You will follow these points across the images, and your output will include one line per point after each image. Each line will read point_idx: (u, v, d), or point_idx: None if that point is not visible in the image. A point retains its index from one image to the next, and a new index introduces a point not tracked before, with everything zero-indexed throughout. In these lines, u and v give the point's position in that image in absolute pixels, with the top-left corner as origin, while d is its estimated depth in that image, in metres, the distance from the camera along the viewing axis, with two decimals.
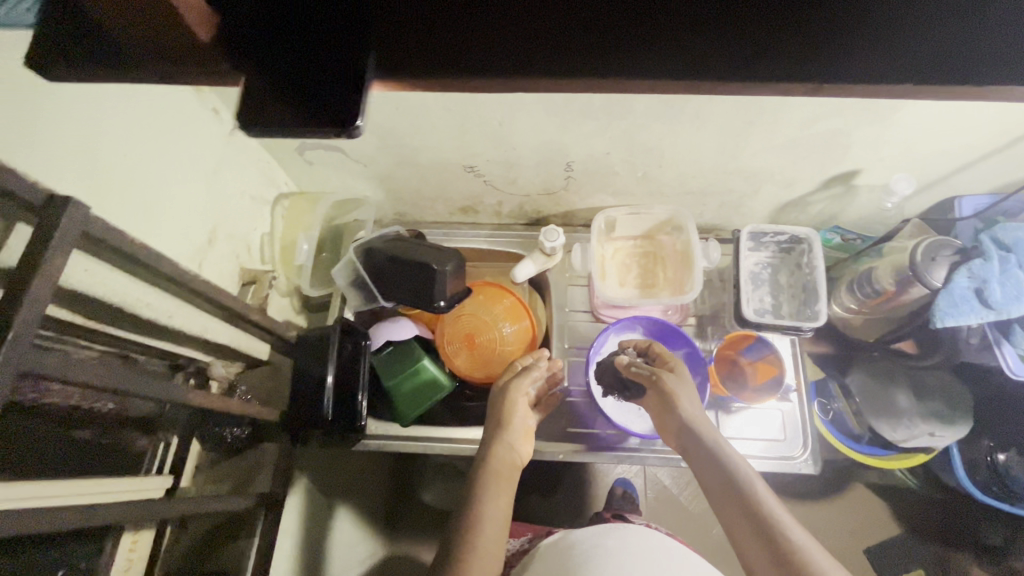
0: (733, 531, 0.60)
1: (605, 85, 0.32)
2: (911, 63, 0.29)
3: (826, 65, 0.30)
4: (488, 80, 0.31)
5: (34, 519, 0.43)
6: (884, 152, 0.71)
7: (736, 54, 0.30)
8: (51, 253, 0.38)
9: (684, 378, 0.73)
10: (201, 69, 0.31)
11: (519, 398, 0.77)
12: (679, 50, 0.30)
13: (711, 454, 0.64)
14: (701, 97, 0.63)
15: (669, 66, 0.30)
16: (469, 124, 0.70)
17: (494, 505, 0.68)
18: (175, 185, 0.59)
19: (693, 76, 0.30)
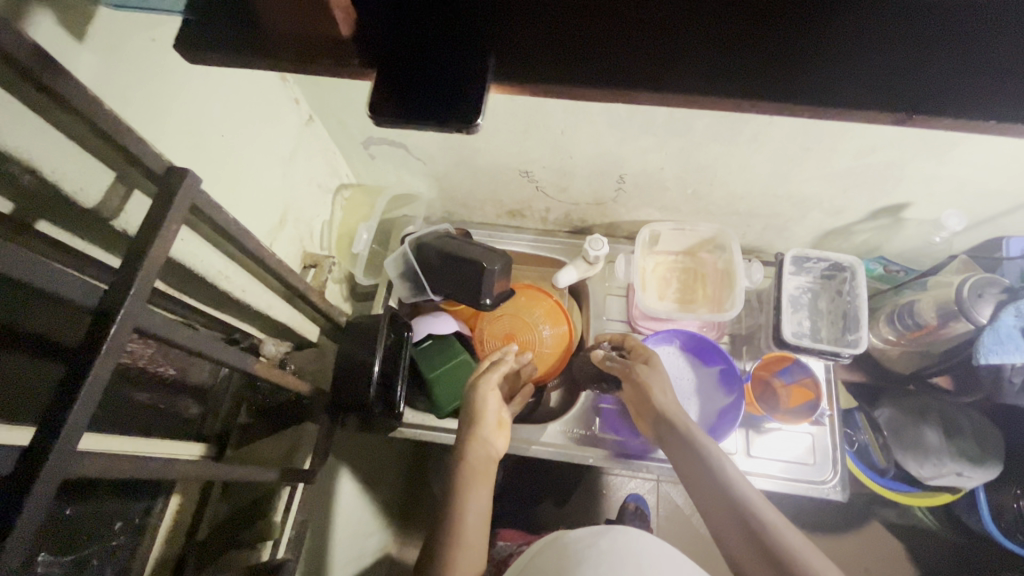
0: (716, 528, 0.62)
1: (699, 101, 0.34)
2: (989, 102, 0.31)
3: (908, 97, 0.32)
4: (582, 91, 0.35)
5: (156, 465, 0.46)
6: (937, 187, 0.72)
7: (810, 80, 0.33)
8: (167, 219, 0.41)
9: (659, 369, 0.77)
10: (334, 61, 0.34)
11: (490, 392, 0.77)
12: (761, 75, 0.33)
13: (692, 450, 0.67)
14: (764, 120, 0.65)
15: (760, 89, 0.33)
16: (533, 129, 0.73)
17: (474, 499, 0.68)
18: (257, 166, 0.63)
19: (784, 99, 0.33)
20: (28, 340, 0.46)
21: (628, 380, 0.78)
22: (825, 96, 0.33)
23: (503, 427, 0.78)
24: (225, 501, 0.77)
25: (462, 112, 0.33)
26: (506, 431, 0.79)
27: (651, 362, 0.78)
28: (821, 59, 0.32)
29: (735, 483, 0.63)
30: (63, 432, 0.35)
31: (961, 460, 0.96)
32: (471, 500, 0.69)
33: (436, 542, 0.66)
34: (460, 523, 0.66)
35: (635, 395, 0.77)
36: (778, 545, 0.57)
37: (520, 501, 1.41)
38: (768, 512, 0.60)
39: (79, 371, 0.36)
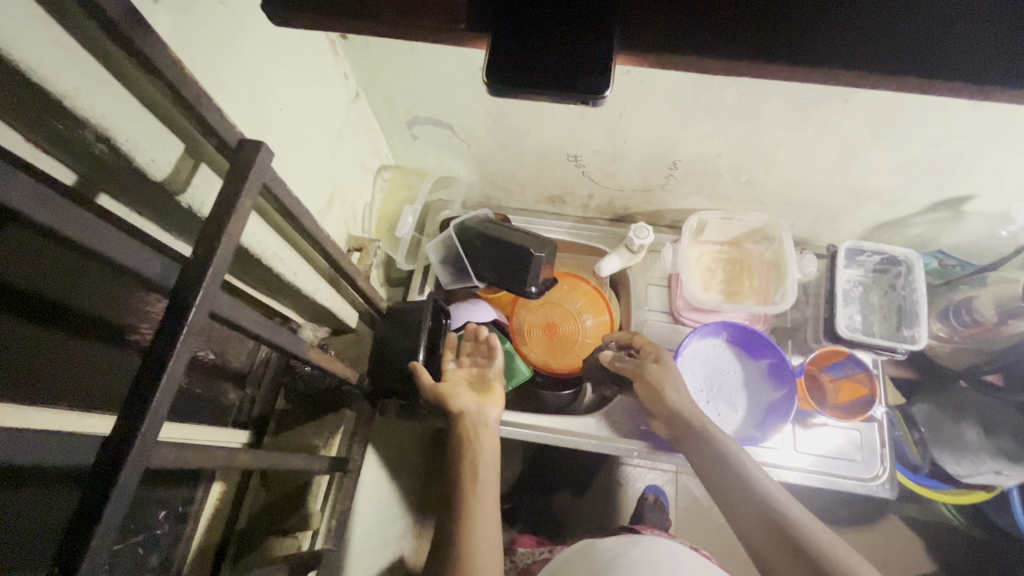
0: (743, 532, 0.61)
1: (834, 76, 0.30)
2: None
3: None
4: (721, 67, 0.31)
5: (220, 454, 0.44)
6: (1006, 179, 0.70)
7: (994, 48, 0.27)
8: (243, 194, 0.39)
9: (673, 367, 0.73)
10: (438, 21, 0.31)
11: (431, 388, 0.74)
12: (930, 38, 0.28)
13: (712, 451, 0.65)
14: (835, 106, 0.63)
15: (922, 56, 0.28)
16: (590, 111, 0.70)
17: (480, 489, 0.67)
18: (309, 142, 0.60)
19: (948, 76, 0.28)
20: (108, 328, 0.52)
21: (639, 380, 0.74)
22: (1007, 69, 0.28)
23: (493, 394, 0.78)
24: (264, 490, 0.75)
25: (587, 84, 0.31)
26: (498, 396, 0.78)
27: (664, 363, 0.74)
28: None
29: (762, 486, 0.61)
30: (146, 423, 0.32)
31: (999, 459, 0.93)
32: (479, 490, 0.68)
33: (446, 541, 0.64)
34: (473, 516, 0.65)
35: (646, 396, 0.74)
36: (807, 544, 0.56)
37: (541, 491, 1.39)
38: (798, 512, 0.59)
39: (160, 360, 0.34)
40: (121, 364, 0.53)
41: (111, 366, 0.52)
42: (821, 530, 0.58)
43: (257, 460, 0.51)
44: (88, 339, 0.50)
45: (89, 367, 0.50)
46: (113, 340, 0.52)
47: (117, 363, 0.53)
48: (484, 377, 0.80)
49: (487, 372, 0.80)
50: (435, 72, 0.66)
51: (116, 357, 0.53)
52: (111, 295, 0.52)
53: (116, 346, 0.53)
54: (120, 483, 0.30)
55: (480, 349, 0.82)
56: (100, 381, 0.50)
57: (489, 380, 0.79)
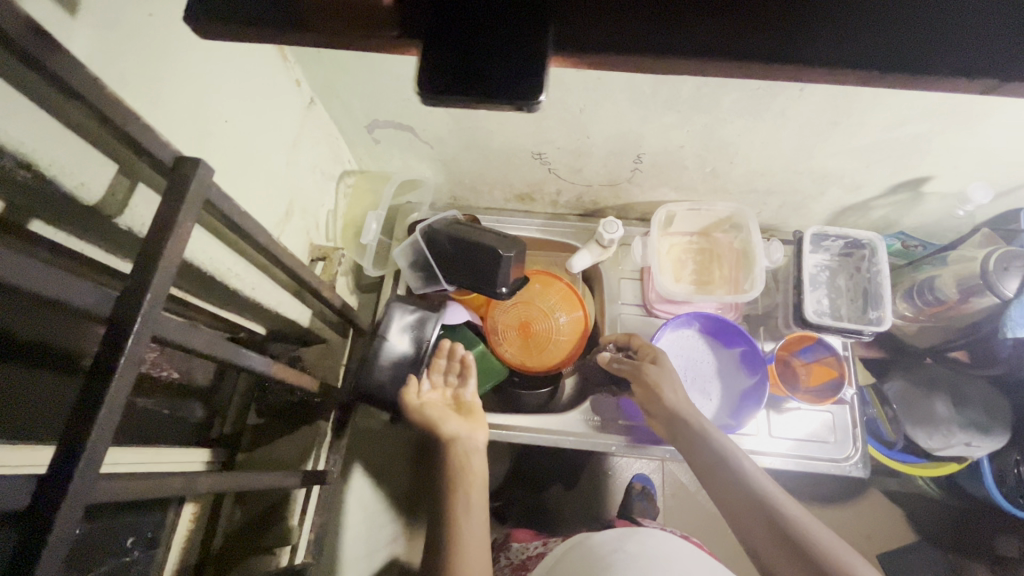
0: (742, 532, 0.61)
1: (762, 72, 0.32)
2: None
3: (990, 61, 0.30)
4: (661, 64, 0.31)
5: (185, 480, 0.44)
6: (962, 160, 0.71)
7: (896, 44, 0.30)
8: (182, 214, 0.38)
9: (669, 366, 0.75)
10: (370, 33, 0.31)
11: (416, 415, 0.76)
12: (840, 36, 0.30)
13: (711, 451, 0.66)
14: (792, 94, 0.63)
15: (834, 52, 0.30)
16: (551, 108, 0.70)
17: (464, 507, 0.68)
18: (261, 153, 0.59)
19: (859, 68, 0.30)
20: (47, 354, 0.50)
21: (636, 380, 0.75)
22: (912, 60, 0.30)
23: (475, 416, 0.79)
24: (241, 506, 0.75)
25: (522, 90, 0.30)
26: (479, 416, 0.80)
27: (659, 362, 0.75)
28: (919, 15, 0.30)
29: (760, 485, 0.62)
30: (85, 456, 0.31)
31: (970, 431, 0.98)
32: (465, 505, 0.69)
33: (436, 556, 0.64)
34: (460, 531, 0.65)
35: (643, 396, 0.75)
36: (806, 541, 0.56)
37: (529, 487, 1.40)
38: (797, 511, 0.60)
39: (98, 388, 0.33)
40: (69, 390, 0.51)
41: (58, 394, 0.50)
42: (820, 528, 0.58)
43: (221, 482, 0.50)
44: (27, 371, 0.48)
45: (34, 400, 0.48)
46: (56, 365, 0.50)
47: (60, 389, 0.50)
48: (460, 399, 0.81)
49: (461, 394, 0.81)
50: (389, 74, 0.64)
51: (62, 384, 0.51)
52: (44, 321, 0.50)
53: (58, 372, 0.51)
54: (57, 524, 0.29)
55: (454, 367, 0.82)
56: (41, 410, 0.48)
57: (464, 400, 0.81)
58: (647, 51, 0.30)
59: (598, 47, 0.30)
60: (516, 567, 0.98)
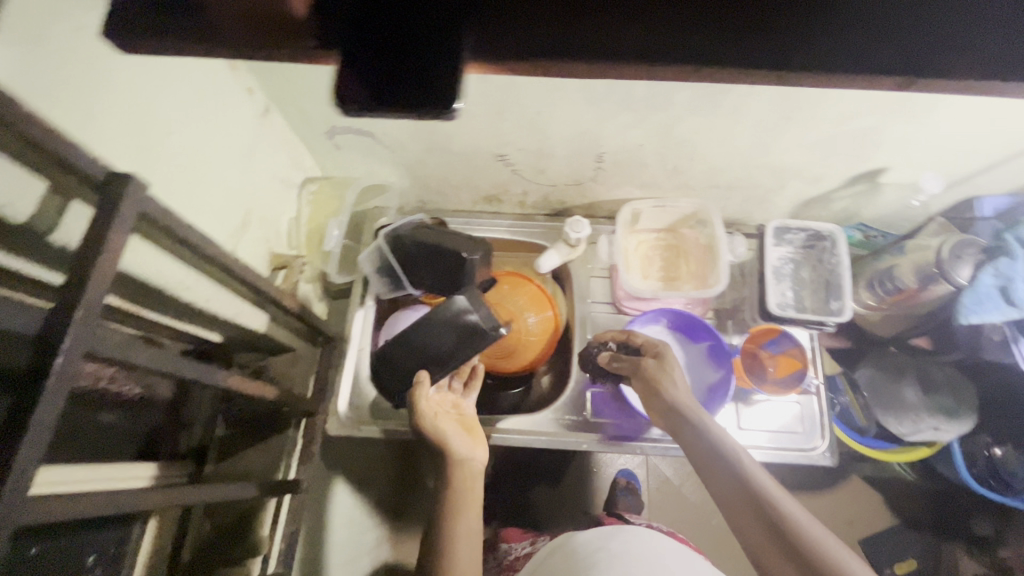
0: (737, 526, 0.60)
1: (682, 73, 0.32)
2: (996, 56, 0.29)
3: (906, 54, 0.30)
4: (581, 69, 0.32)
5: (101, 500, 0.44)
6: (915, 151, 0.72)
7: (813, 43, 0.30)
8: (114, 229, 0.37)
9: (672, 361, 0.74)
10: (289, 45, 0.30)
11: (429, 420, 0.73)
12: (756, 34, 0.30)
13: (707, 443, 0.65)
14: (742, 91, 0.63)
15: (750, 50, 0.30)
16: (507, 110, 0.70)
17: (461, 527, 0.66)
18: (212, 164, 0.58)
19: (778, 67, 0.30)
20: None
21: (637, 375, 0.75)
22: (831, 55, 0.30)
23: (475, 431, 0.76)
24: (210, 518, 0.75)
25: (437, 96, 0.30)
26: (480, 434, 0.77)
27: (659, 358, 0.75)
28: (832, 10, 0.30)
29: (756, 480, 0.60)
30: (14, 472, 0.31)
31: (938, 415, 1.00)
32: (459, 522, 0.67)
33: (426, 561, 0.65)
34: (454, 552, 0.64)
35: (644, 391, 0.74)
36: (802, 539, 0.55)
37: (514, 486, 1.40)
38: (795, 508, 0.58)
39: (26, 404, 0.32)
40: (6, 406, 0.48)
41: None
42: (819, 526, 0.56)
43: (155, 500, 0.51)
44: None
45: None
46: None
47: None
48: (461, 411, 0.78)
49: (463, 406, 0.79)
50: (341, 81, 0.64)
51: None
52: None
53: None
54: None
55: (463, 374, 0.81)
56: None
57: (466, 413, 0.78)
58: (568, 58, 0.31)
59: (521, 53, 0.31)
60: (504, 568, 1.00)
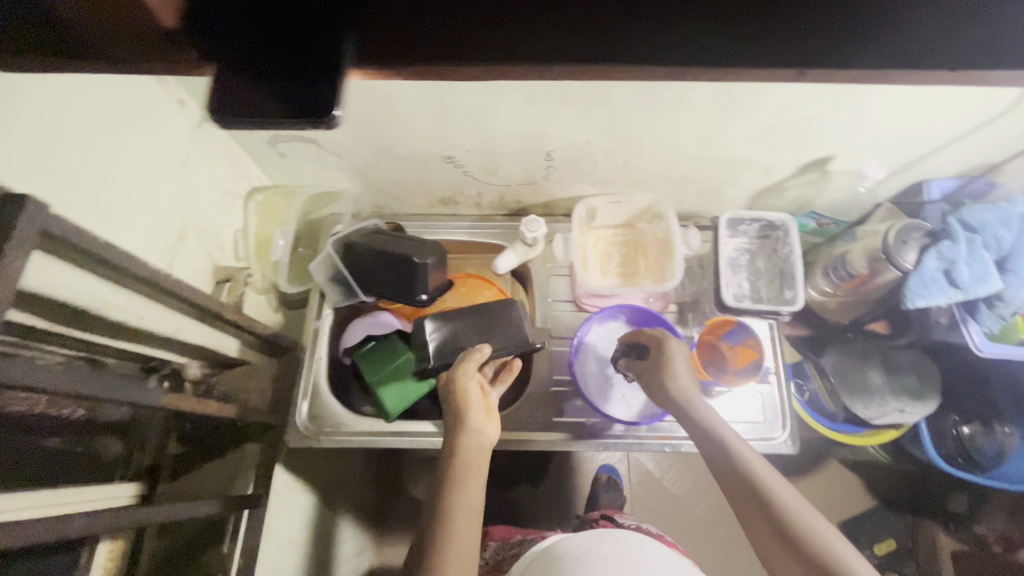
0: (755, 539, 0.58)
1: (586, 70, 0.31)
2: (887, 44, 0.29)
3: (802, 43, 0.30)
4: (475, 69, 0.31)
5: (18, 531, 0.45)
6: (858, 138, 0.73)
7: (711, 37, 0.30)
8: (9, 253, 0.36)
9: (684, 354, 0.71)
10: (162, 56, 0.29)
11: (470, 381, 0.74)
12: (653, 27, 0.30)
13: (720, 453, 0.62)
14: (681, 85, 0.63)
15: (648, 44, 0.30)
16: (449, 113, 0.69)
17: (462, 494, 0.63)
18: (137, 181, 0.57)
19: (674, 62, 0.30)
20: None
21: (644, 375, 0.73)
22: (729, 45, 0.30)
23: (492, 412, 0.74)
24: (165, 536, 0.74)
25: (314, 106, 0.29)
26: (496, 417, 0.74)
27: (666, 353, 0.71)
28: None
29: (771, 492, 0.57)
30: None
31: (902, 398, 1.00)
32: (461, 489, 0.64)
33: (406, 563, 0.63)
34: (452, 525, 0.60)
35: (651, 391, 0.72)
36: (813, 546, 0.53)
37: (496, 487, 1.39)
38: (818, 522, 0.55)
39: None
40: None
41: None
42: (831, 531, 0.54)
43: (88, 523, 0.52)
44: None
45: None
46: None
47: None
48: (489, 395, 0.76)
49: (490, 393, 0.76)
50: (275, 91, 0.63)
51: None
52: None
53: None
54: None
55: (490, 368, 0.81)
56: None
57: (492, 398, 0.76)
58: (460, 60, 0.30)
59: (410, 57, 0.30)
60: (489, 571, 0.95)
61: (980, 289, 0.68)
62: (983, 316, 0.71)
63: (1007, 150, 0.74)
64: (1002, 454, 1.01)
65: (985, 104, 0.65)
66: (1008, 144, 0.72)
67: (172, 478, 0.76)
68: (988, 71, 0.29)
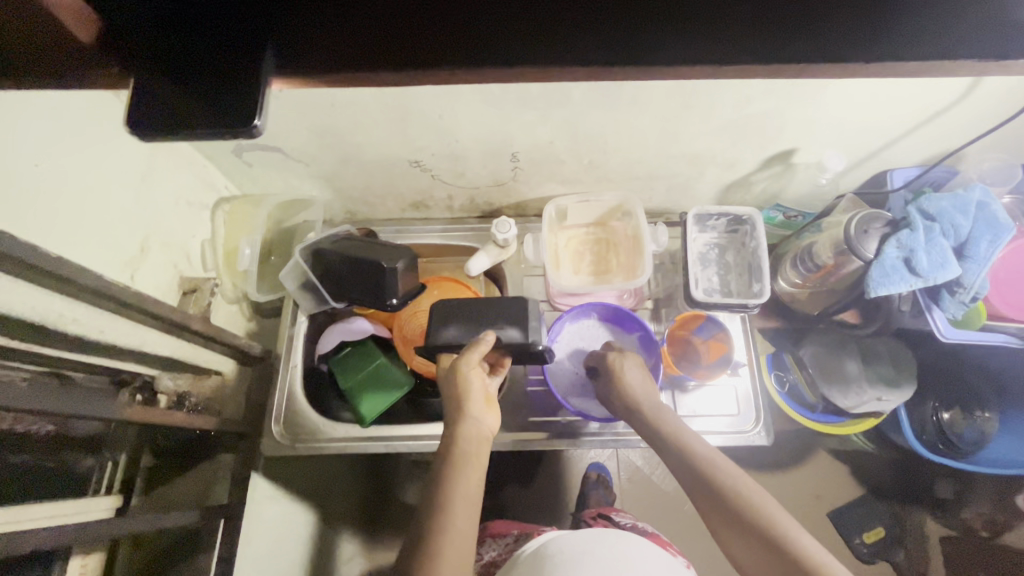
0: (720, 535, 0.59)
1: (515, 75, 0.31)
2: (816, 39, 0.29)
3: (730, 40, 0.29)
4: (406, 77, 0.31)
5: None
6: (816, 131, 0.74)
7: (639, 36, 0.29)
8: None
9: (633, 364, 0.74)
10: (85, 69, 0.29)
11: (476, 371, 0.70)
12: (578, 29, 0.29)
13: (675, 453, 0.64)
14: (636, 83, 0.63)
15: (574, 46, 0.29)
16: (409, 118, 0.69)
17: (462, 487, 0.62)
18: (93, 194, 0.57)
19: (604, 62, 0.30)
20: None
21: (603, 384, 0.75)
22: (656, 44, 0.29)
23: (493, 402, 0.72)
24: (141, 549, 0.74)
25: (235, 116, 0.29)
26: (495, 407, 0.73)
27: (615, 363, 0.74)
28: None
29: (724, 486, 0.59)
30: None
31: (878, 386, 1.00)
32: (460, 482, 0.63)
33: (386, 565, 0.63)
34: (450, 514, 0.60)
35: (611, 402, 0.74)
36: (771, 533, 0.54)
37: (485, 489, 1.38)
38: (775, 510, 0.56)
39: None
40: None
41: None
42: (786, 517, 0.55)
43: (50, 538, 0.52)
44: None
45: None
46: None
47: None
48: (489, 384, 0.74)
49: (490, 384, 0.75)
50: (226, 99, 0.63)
51: None
52: None
53: None
54: None
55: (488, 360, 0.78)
56: None
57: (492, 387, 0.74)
58: (386, 67, 0.30)
59: (329, 64, 0.30)
60: (487, 566, 0.92)
61: (939, 276, 0.68)
62: (946, 302, 0.72)
63: (963, 139, 0.75)
64: (982, 438, 1.01)
65: (937, 94, 0.66)
66: (963, 133, 0.73)
67: (147, 490, 0.75)
68: (915, 62, 0.29)
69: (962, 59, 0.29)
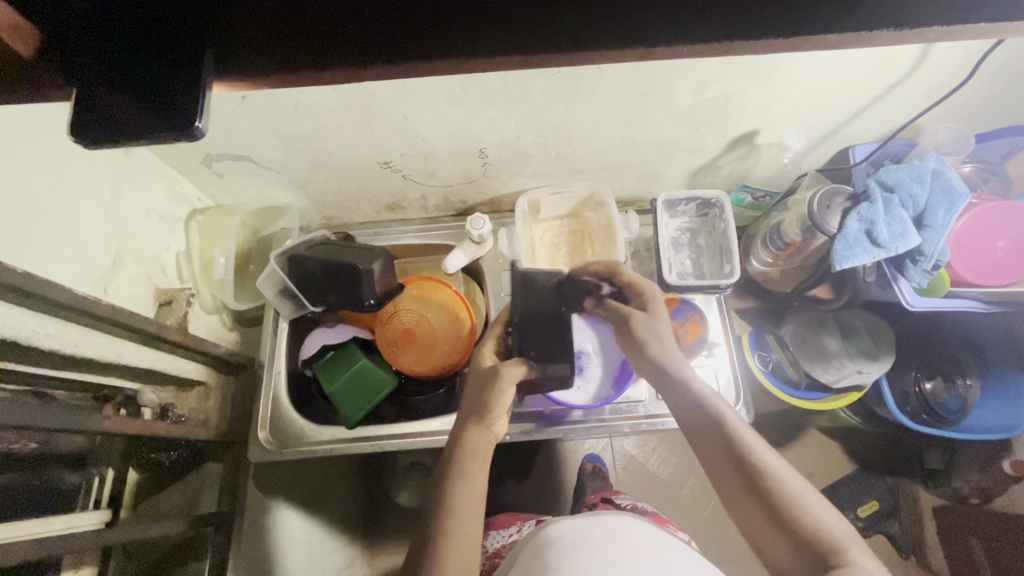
0: (740, 514, 0.58)
1: (444, 68, 0.31)
2: (733, 22, 0.29)
3: (651, 29, 0.29)
4: (345, 74, 0.31)
5: None
6: (774, 111, 0.75)
7: (565, 25, 0.29)
8: None
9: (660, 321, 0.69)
10: (27, 85, 0.30)
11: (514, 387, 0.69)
12: (504, 24, 0.29)
13: (709, 431, 0.60)
14: (594, 73, 0.65)
15: (501, 37, 0.30)
16: (374, 119, 0.70)
17: (471, 492, 0.62)
18: (63, 208, 0.58)
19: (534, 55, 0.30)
20: None
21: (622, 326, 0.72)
22: (581, 33, 0.29)
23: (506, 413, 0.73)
24: (131, 560, 0.75)
25: (176, 118, 0.30)
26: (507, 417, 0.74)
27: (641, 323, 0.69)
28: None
29: (760, 469, 0.57)
30: None
31: (859, 359, 1.01)
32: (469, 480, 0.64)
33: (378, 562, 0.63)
34: (451, 510, 0.61)
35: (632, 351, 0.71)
36: (804, 523, 0.53)
37: None
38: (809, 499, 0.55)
39: None
40: None
41: None
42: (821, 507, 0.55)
43: (34, 553, 0.51)
44: None
45: None
46: None
47: None
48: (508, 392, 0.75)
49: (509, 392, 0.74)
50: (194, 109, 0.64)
51: None
52: None
53: None
54: None
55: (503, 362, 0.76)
56: None
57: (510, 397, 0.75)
58: (318, 66, 0.30)
59: (272, 66, 0.30)
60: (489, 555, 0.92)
61: (900, 246, 0.70)
62: (911, 272, 0.74)
63: (918, 111, 0.77)
64: (966, 407, 1.02)
65: (888, 68, 0.67)
66: (916, 105, 0.75)
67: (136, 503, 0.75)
68: (839, 36, 0.29)
69: (899, 26, 0.29)
